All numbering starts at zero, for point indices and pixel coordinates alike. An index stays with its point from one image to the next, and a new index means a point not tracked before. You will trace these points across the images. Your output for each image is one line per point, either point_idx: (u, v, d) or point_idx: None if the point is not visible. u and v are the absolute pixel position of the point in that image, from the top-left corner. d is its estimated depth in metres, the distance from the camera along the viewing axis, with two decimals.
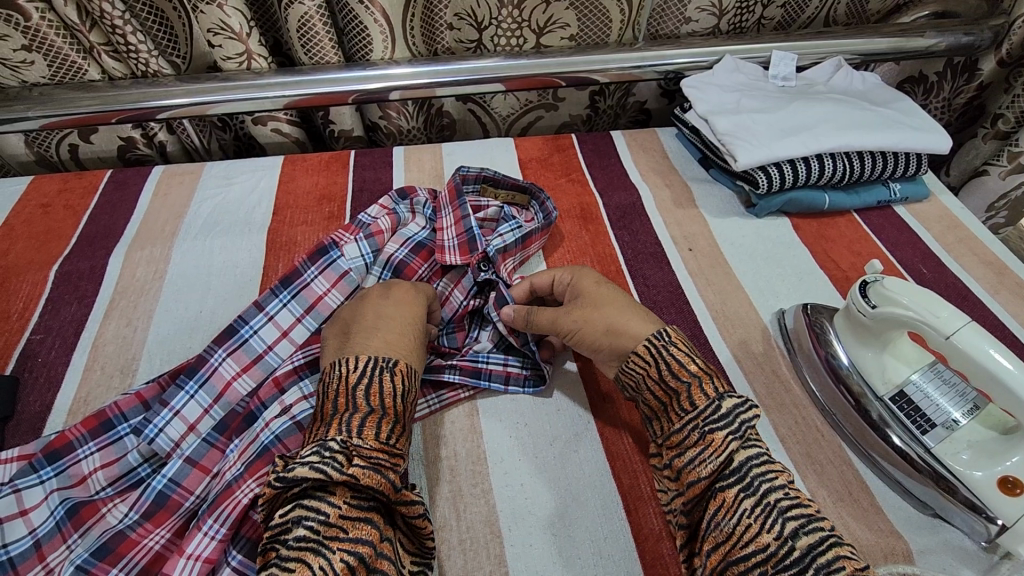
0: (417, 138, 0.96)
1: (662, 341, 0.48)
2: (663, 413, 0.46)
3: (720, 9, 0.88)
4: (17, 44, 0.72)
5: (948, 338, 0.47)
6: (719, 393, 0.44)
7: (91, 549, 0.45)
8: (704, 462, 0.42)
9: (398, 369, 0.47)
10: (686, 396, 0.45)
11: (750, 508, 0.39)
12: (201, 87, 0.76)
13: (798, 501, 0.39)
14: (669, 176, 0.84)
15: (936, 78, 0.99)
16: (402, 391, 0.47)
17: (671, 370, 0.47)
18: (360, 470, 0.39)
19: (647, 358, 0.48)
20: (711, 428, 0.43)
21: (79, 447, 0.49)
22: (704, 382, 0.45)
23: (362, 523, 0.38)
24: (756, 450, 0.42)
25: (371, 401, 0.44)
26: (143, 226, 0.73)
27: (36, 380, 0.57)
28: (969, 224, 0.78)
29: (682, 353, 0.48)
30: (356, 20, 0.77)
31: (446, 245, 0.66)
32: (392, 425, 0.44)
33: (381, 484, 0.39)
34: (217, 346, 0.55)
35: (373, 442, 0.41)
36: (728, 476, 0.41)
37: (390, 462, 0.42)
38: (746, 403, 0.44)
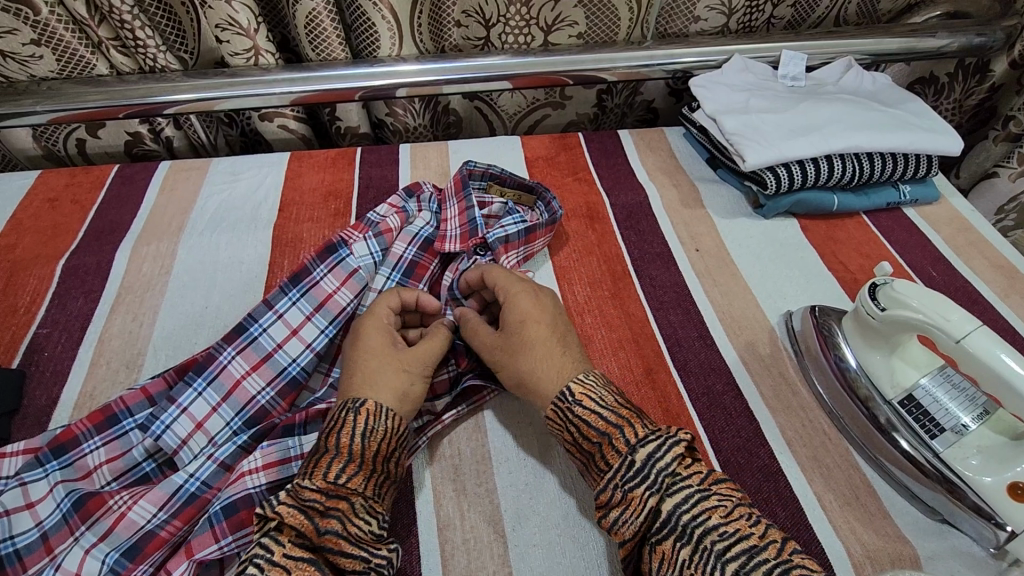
0: (424, 135, 0.95)
1: (567, 402, 0.47)
2: (591, 469, 0.46)
3: (729, 8, 0.87)
4: (25, 38, 0.72)
5: (958, 342, 0.47)
6: (630, 445, 0.43)
7: (122, 549, 0.45)
8: (628, 522, 0.41)
9: (363, 409, 0.46)
10: (602, 456, 0.44)
11: (689, 557, 0.39)
12: (208, 82, 0.76)
13: (733, 541, 0.39)
14: (677, 176, 0.84)
15: (947, 79, 0.98)
16: (367, 430, 0.45)
17: (581, 431, 0.46)
18: (287, 508, 0.41)
19: (558, 422, 0.48)
20: (630, 486, 0.42)
21: (84, 442, 0.49)
22: (614, 436, 0.44)
23: (307, 564, 0.39)
24: (684, 493, 0.41)
25: (328, 442, 0.45)
26: (150, 222, 0.73)
27: (41, 374, 0.57)
28: (979, 227, 0.78)
29: (587, 410, 0.46)
30: (363, 16, 0.77)
31: (449, 234, 0.67)
32: (345, 467, 0.43)
33: (303, 527, 0.40)
34: (226, 344, 0.55)
35: (317, 482, 0.42)
36: (659, 528, 0.40)
37: (327, 504, 0.41)
38: (662, 445, 0.43)
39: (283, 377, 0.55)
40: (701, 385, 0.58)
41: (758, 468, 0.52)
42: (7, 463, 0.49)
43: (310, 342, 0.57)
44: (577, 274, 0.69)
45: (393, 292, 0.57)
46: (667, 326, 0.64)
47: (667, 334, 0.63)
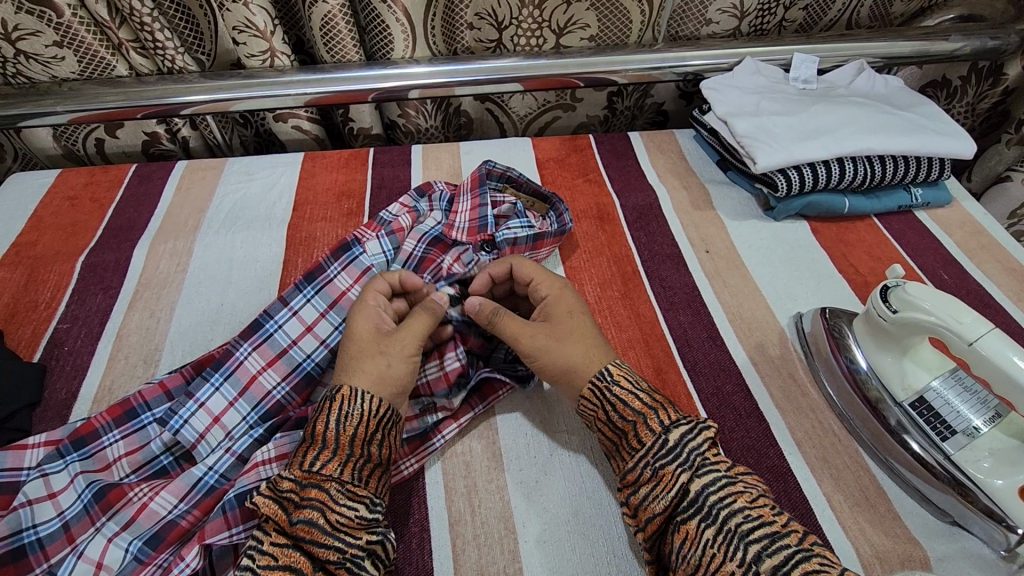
0: (435, 137, 0.96)
1: (606, 382, 0.48)
2: (619, 450, 0.47)
3: (741, 11, 0.88)
4: (48, 40, 0.74)
5: (971, 344, 0.47)
6: (665, 427, 0.45)
7: (144, 538, 0.46)
8: (657, 498, 0.42)
9: (338, 395, 0.47)
10: (634, 434, 0.45)
11: (713, 537, 0.39)
12: (224, 84, 0.78)
13: (757, 523, 0.39)
14: (686, 178, 0.84)
15: (960, 82, 0.98)
16: (341, 416, 0.46)
17: (616, 410, 0.47)
18: (263, 499, 0.42)
19: (593, 401, 0.49)
20: (662, 464, 0.43)
21: (104, 434, 0.51)
22: (649, 417, 0.46)
23: (292, 551, 0.41)
24: (712, 476, 0.42)
25: (308, 433, 0.46)
26: (167, 220, 0.75)
27: (62, 368, 0.59)
28: (992, 231, 0.77)
29: (625, 389, 0.48)
30: (378, 18, 0.78)
31: (456, 225, 0.69)
32: (320, 453, 0.44)
33: (277, 517, 0.42)
34: (242, 340, 0.56)
35: (294, 472, 0.43)
36: (686, 507, 0.41)
37: (302, 494, 0.42)
38: (694, 428, 0.44)
39: (298, 373, 0.56)
40: (710, 385, 0.59)
41: (768, 468, 0.52)
42: (27, 456, 0.50)
43: (324, 338, 0.58)
44: (587, 275, 0.69)
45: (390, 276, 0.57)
46: (677, 327, 0.64)
47: (677, 335, 0.63)
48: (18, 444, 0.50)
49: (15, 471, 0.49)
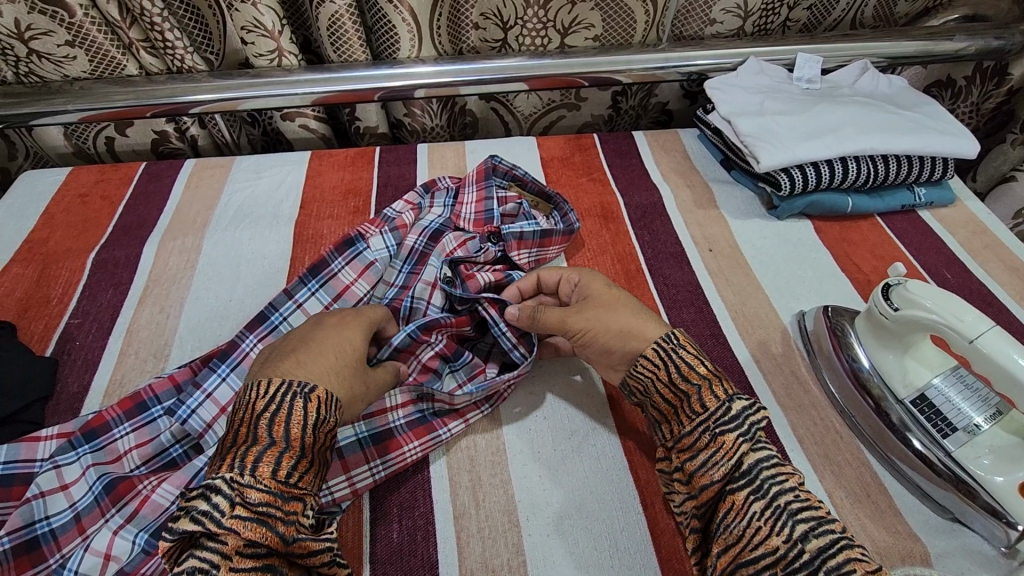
0: (440, 136, 0.97)
1: (671, 344, 0.49)
2: (674, 417, 0.47)
3: (745, 11, 0.88)
4: (60, 40, 0.75)
5: (971, 342, 0.47)
6: (729, 395, 0.45)
7: (151, 530, 0.46)
8: (716, 465, 0.43)
9: (313, 396, 0.43)
10: (697, 398, 0.45)
11: (760, 511, 0.40)
12: (232, 83, 0.78)
13: (806, 502, 0.40)
14: (690, 177, 0.84)
15: (965, 83, 0.98)
16: (317, 421, 0.43)
17: (680, 372, 0.47)
18: (241, 521, 0.37)
19: (655, 361, 0.48)
20: (722, 431, 0.44)
21: (114, 427, 0.52)
22: (714, 383, 0.46)
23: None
24: (767, 453, 0.43)
25: (273, 433, 0.41)
26: (176, 217, 0.76)
27: (74, 362, 0.60)
28: (995, 230, 0.77)
29: (691, 354, 0.48)
30: (384, 18, 0.78)
31: (463, 216, 0.70)
32: (298, 463, 0.41)
33: (266, 541, 0.37)
34: (248, 332, 0.57)
35: (268, 484, 0.38)
36: (738, 478, 0.42)
37: (284, 509, 0.39)
38: (755, 405, 0.45)
39: None
40: None
41: None
42: (41, 447, 0.51)
43: None
44: None
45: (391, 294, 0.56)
46: (680, 324, 0.64)
47: (680, 333, 0.63)
48: (32, 436, 0.51)
49: (28, 463, 0.50)
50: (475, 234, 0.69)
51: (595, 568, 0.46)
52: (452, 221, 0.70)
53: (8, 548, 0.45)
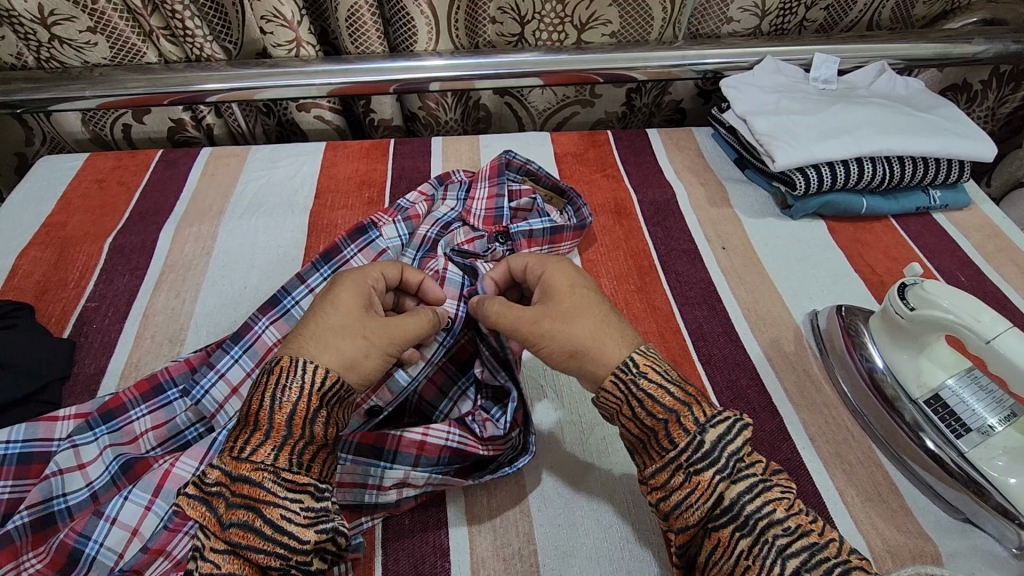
0: (454, 130, 0.97)
1: (631, 373, 0.44)
2: (643, 450, 0.44)
3: (763, 10, 0.88)
4: (82, 26, 0.76)
5: (988, 342, 0.47)
6: (700, 425, 0.42)
7: (174, 504, 0.46)
8: (692, 507, 0.41)
9: (274, 369, 0.44)
10: (665, 433, 0.42)
11: (747, 548, 0.39)
12: (251, 72, 0.79)
13: (795, 536, 0.39)
14: (704, 176, 0.84)
15: (981, 87, 0.98)
16: (276, 393, 0.42)
17: (644, 406, 0.43)
18: (188, 499, 0.40)
19: (616, 395, 0.45)
20: (697, 467, 0.41)
21: (131, 409, 0.52)
22: (683, 414, 0.43)
23: (232, 555, 0.39)
24: (747, 482, 0.41)
25: (244, 413, 0.43)
26: (192, 205, 0.76)
27: (90, 345, 0.60)
28: (1010, 234, 0.77)
29: (654, 383, 0.44)
30: (402, 11, 0.79)
31: (473, 212, 0.71)
32: (251, 438, 0.41)
33: (205, 518, 0.39)
34: (261, 315, 0.58)
35: (224, 463, 0.41)
36: (720, 516, 0.40)
37: (232, 487, 0.40)
38: (730, 428, 0.42)
39: None
40: (724, 379, 0.59)
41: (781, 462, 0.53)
42: (59, 427, 0.51)
43: None
44: (604, 267, 0.70)
45: (398, 267, 0.55)
46: (692, 321, 0.64)
47: (692, 329, 0.64)
48: (50, 416, 0.51)
49: (46, 442, 0.50)
50: (483, 233, 0.69)
51: (607, 561, 0.47)
52: (463, 216, 0.71)
53: (25, 524, 0.45)
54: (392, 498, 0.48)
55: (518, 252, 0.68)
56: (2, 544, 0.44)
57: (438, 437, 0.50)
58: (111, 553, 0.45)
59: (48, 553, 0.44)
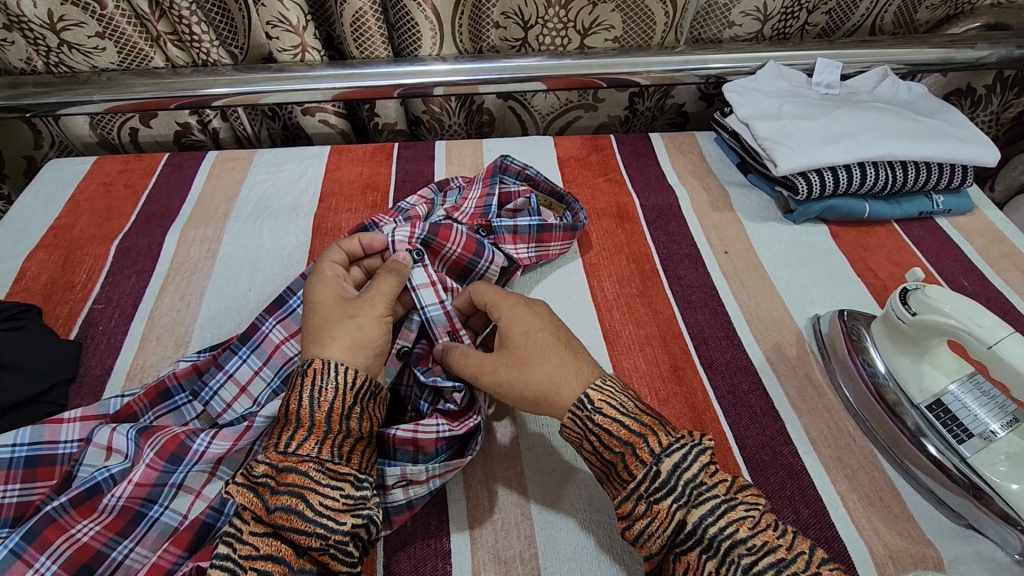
0: (457, 134, 0.98)
1: (586, 411, 0.45)
2: (610, 481, 0.45)
3: (765, 14, 0.88)
4: (91, 31, 0.77)
5: (989, 348, 0.47)
6: (655, 456, 0.42)
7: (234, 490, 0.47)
8: (653, 535, 0.41)
9: (310, 369, 0.44)
10: (624, 466, 0.43)
11: (714, 571, 0.39)
12: (256, 76, 0.80)
13: (761, 555, 0.38)
14: (707, 180, 0.85)
15: (985, 92, 0.98)
16: (316, 391, 0.43)
17: (602, 442, 0.44)
18: (236, 487, 0.40)
19: (575, 430, 0.45)
20: (655, 498, 0.41)
21: (140, 415, 0.53)
22: (637, 446, 0.42)
23: (273, 540, 0.39)
24: (709, 505, 0.40)
25: (283, 410, 0.44)
26: (198, 207, 0.77)
27: (97, 346, 0.61)
28: (1013, 239, 0.77)
29: (608, 418, 0.44)
30: (407, 16, 0.79)
31: (461, 209, 0.71)
32: (295, 434, 0.42)
33: (252, 505, 0.39)
34: (267, 315, 0.58)
35: (269, 454, 0.41)
36: (686, 540, 0.40)
37: (276, 477, 0.40)
38: (687, 456, 0.42)
39: None
40: (727, 383, 0.59)
41: (782, 465, 0.53)
42: (64, 429, 0.51)
43: None
44: (605, 271, 0.70)
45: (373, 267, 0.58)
46: (694, 325, 0.65)
47: (694, 333, 0.64)
48: (56, 418, 0.51)
49: (53, 444, 0.50)
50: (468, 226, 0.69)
51: (608, 564, 0.47)
52: (450, 210, 0.71)
53: (65, 502, 0.45)
54: (401, 498, 0.48)
55: (502, 245, 0.67)
56: (45, 523, 0.44)
57: (429, 430, 0.49)
58: (177, 514, 0.46)
59: (108, 515, 0.45)
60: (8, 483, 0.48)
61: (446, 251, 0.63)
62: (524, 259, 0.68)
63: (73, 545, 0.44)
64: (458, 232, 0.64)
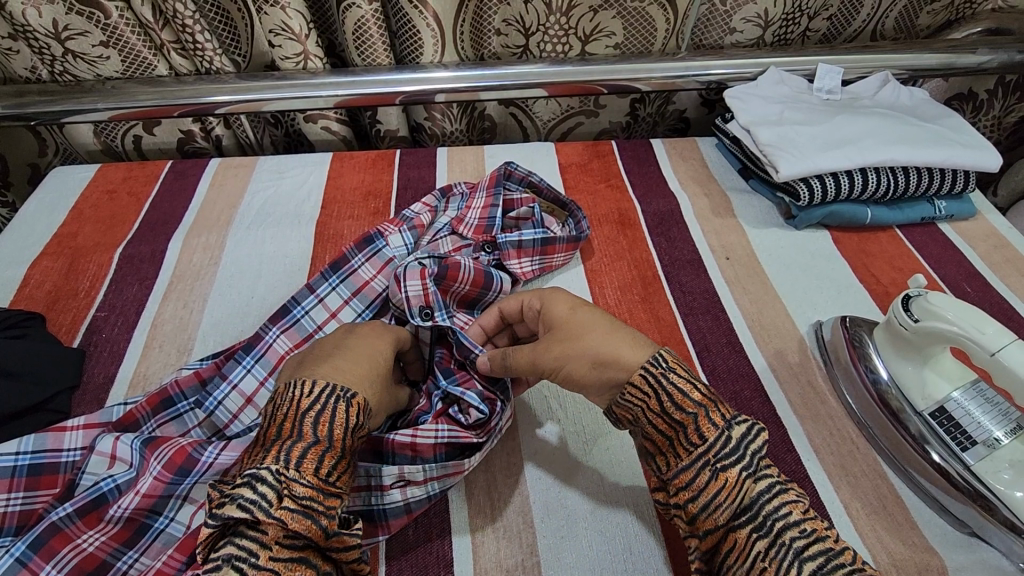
0: (459, 140, 0.98)
1: (659, 367, 0.44)
2: (668, 448, 0.43)
3: (766, 21, 0.88)
4: (95, 40, 0.77)
5: (993, 355, 0.47)
6: (727, 420, 0.41)
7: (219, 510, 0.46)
8: (719, 508, 0.40)
9: (355, 402, 0.42)
10: (694, 429, 0.41)
11: (764, 550, 0.38)
12: (259, 84, 0.80)
13: (812, 539, 0.37)
14: (708, 185, 0.85)
15: (987, 96, 0.98)
16: (357, 424, 0.41)
17: (672, 401, 0.43)
18: (289, 513, 0.35)
19: (639, 390, 0.44)
20: (722, 465, 0.40)
21: (142, 423, 0.52)
22: (710, 409, 0.42)
23: (296, 565, 0.35)
24: (767, 481, 0.40)
25: (317, 430, 0.39)
26: (201, 215, 0.77)
27: (100, 354, 0.61)
28: (1016, 244, 0.77)
29: (682, 378, 0.43)
30: (409, 24, 0.80)
31: (465, 220, 0.71)
32: (339, 464, 0.39)
33: (309, 532, 0.36)
34: (271, 324, 0.58)
35: (310, 479, 0.37)
36: (741, 516, 0.39)
37: (325, 504, 0.37)
38: (754, 430, 0.41)
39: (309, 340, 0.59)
40: (728, 390, 0.59)
41: (785, 473, 0.53)
42: (66, 438, 0.51)
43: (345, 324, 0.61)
44: (607, 278, 0.70)
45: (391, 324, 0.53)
46: (696, 331, 0.65)
47: (697, 339, 0.64)
48: (58, 427, 0.51)
49: (55, 452, 0.50)
50: (472, 241, 0.69)
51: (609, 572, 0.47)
52: (454, 222, 0.70)
53: (70, 513, 0.45)
54: (398, 499, 0.48)
55: (506, 261, 0.68)
56: (51, 533, 0.44)
57: (428, 436, 0.49)
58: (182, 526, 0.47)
59: (113, 526, 0.45)
60: (11, 492, 0.48)
61: (455, 289, 0.62)
62: (527, 274, 0.68)
63: (79, 555, 0.44)
64: (466, 267, 0.62)
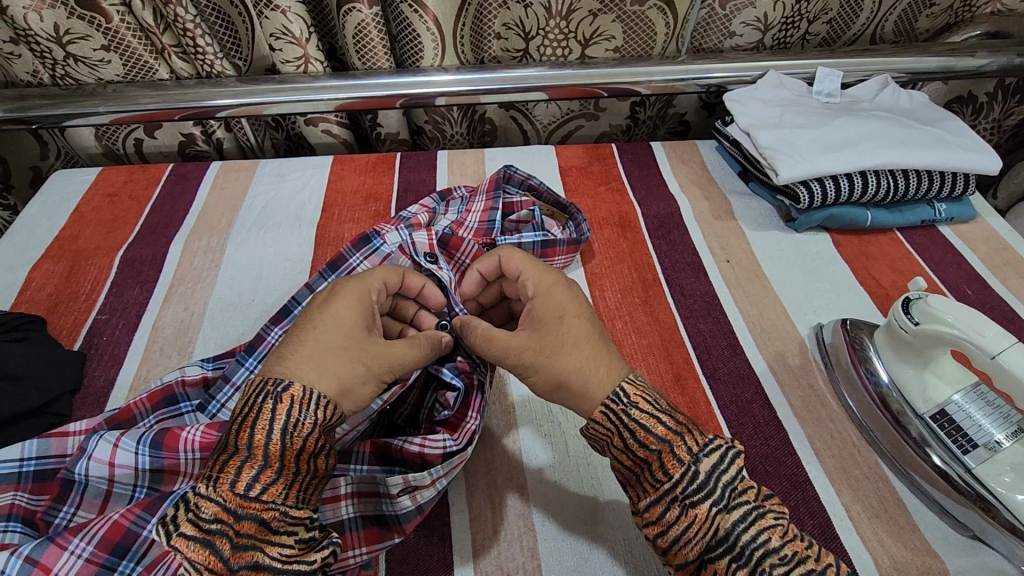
0: (459, 143, 0.98)
1: (621, 404, 0.44)
2: (636, 483, 0.43)
3: (766, 24, 0.88)
4: (97, 44, 0.77)
5: (993, 358, 0.47)
6: (693, 455, 0.41)
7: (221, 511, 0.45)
8: (691, 541, 0.40)
9: (286, 396, 0.40)
10: (659, 465, 0.42)
11: None
12: (260, 87, 0.80)
13: (791, 566, 0.38)
14: (708, 188, 0.85)
15: (987, 99, 0.98)
16: (288, 426, 0.39)
17: (636, 438, 0.43)
18: (186, 541, 0.35)
19: (607, 425, 0.44)
20: (692, 501, 0.40)
21: (140, 421, 0.52)
22: (676, 444, 0.42)
23: None
24: (741, 509, 0.40)
25: (239, 440, 0.39)
26: (202, 218, 0.77)
27: (100, 357, 0.61)
28: (1017, 247, 0.77)
29: (645, 413, 0.43)
30: (409, 27, 0.80)
31: (466, 223, 0.71)
32: (261, 475, 0.38)
33: (210, 561, 0.35)
34: (273, 325, 0.58)
35: (225, 498, 0.37)
36: (717, 546, 0.39)
37: (235, 526, 0.37)
38: (724, 456, 0.41)
39: None
40: (729, 393, 0.59)
41: (786, 476, 0.53)
42: (70, 442, 0.51)
43: None
44: (607, 280, 0.70)
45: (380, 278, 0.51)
46: (697, 334, 0.64)
47: (698, 343, 0.64)
48: (61, 431, 0.51)
49: (59, 458, 0.50)
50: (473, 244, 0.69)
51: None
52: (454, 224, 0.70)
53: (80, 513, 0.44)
54: (410, 505, 0.46)
55: None
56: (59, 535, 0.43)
57: (435, 445, 0.48)
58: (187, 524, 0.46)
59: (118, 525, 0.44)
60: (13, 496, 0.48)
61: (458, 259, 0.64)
62: None
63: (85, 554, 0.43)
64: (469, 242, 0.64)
